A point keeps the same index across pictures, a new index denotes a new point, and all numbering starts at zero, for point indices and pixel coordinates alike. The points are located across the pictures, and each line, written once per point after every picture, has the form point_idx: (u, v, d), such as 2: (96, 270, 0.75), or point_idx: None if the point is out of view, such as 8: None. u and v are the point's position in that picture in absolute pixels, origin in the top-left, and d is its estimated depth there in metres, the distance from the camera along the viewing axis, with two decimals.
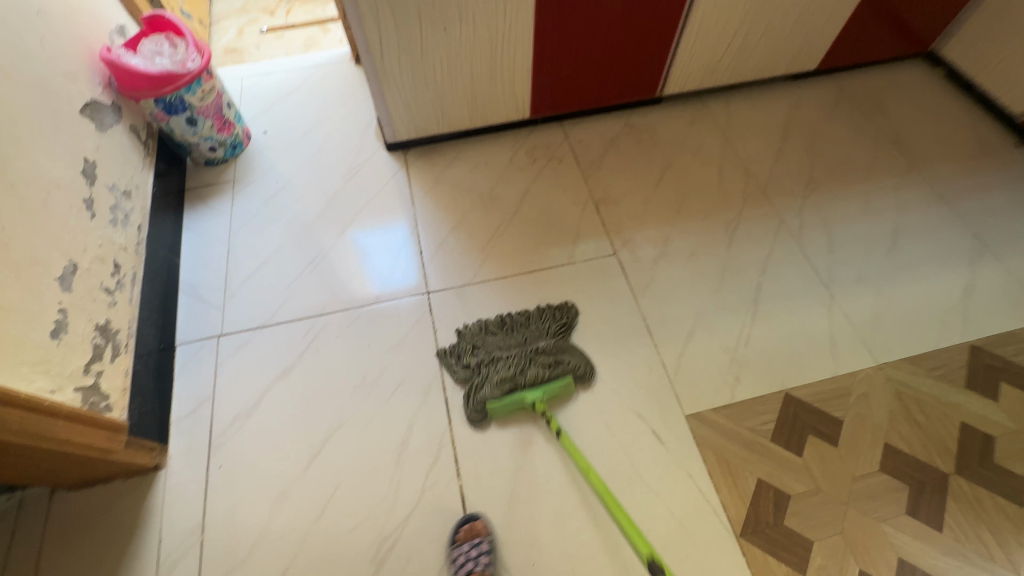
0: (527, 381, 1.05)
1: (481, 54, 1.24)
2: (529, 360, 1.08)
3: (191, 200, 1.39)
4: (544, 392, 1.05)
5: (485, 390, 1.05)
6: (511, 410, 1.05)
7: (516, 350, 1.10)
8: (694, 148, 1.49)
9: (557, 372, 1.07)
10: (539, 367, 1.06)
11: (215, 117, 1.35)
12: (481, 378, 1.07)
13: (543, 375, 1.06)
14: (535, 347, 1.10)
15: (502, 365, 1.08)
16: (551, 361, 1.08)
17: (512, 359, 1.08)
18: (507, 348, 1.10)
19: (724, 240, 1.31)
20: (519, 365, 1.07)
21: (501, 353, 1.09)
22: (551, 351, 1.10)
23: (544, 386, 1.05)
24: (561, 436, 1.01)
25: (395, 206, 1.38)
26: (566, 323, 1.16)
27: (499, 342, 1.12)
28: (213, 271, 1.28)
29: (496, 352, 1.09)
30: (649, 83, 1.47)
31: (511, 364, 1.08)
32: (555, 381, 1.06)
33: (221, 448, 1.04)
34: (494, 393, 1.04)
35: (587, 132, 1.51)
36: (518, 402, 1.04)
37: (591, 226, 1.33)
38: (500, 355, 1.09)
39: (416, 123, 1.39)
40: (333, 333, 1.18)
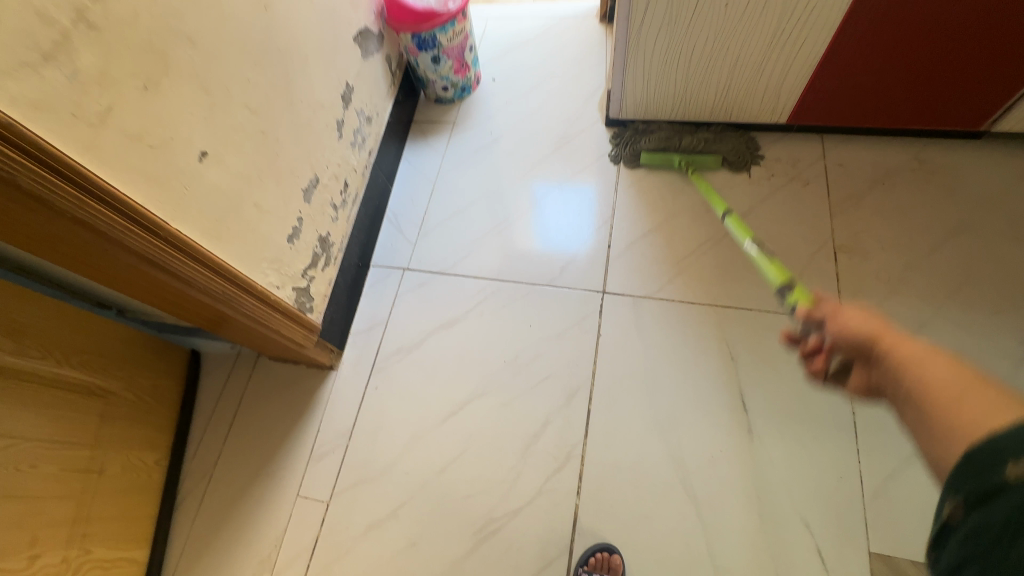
0: (680, 146, 1.25)
1: (757, 41, 1.03)
2: (691, 131, 1.26)
3: (414, 134, 1.48)
4: (693, 159, 1.23)
5: (642, 142, 1.27)
6: (658, 163, 1.26)
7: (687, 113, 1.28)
8: (1011, 214, 1.08)
9: (710, 146, 1.23)
10: (696, 138, 1.24)
11: (456, 59, 1.39)
12: (642, 133, 1.29)
13: (697, 145, 1.23)
14: (699, 122, 1.27)
15: (664, 125, 1.28)
16: (708, 139, 1.24)
17: (676, 123, 1.27)
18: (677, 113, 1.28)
19: (1012, 350, 0.96)
20: (679, 132, 1.26)
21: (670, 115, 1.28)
22: (714, 129, 1.25)
23: (693, 155, 1.24)
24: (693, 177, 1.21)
25: (587, 172, 1.32)
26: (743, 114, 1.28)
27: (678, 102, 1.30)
28: (414, 206, 1.36)
29: (662, 119, 1.28)
30: (978, 112, 1.08)
31: (675, 128, 1.27)
32: (706, 151, 1.23)
33: (382, 372, 1.14)
34: (651, 144, 1.26)
35: (854, 155, 1.20)
36: (667, 159, 1.25)
37: (820, 275, 1.08)
38: (668, 120, 1.28)
39: (648, 103, 1.25)
40: (501, 300, 1.18)
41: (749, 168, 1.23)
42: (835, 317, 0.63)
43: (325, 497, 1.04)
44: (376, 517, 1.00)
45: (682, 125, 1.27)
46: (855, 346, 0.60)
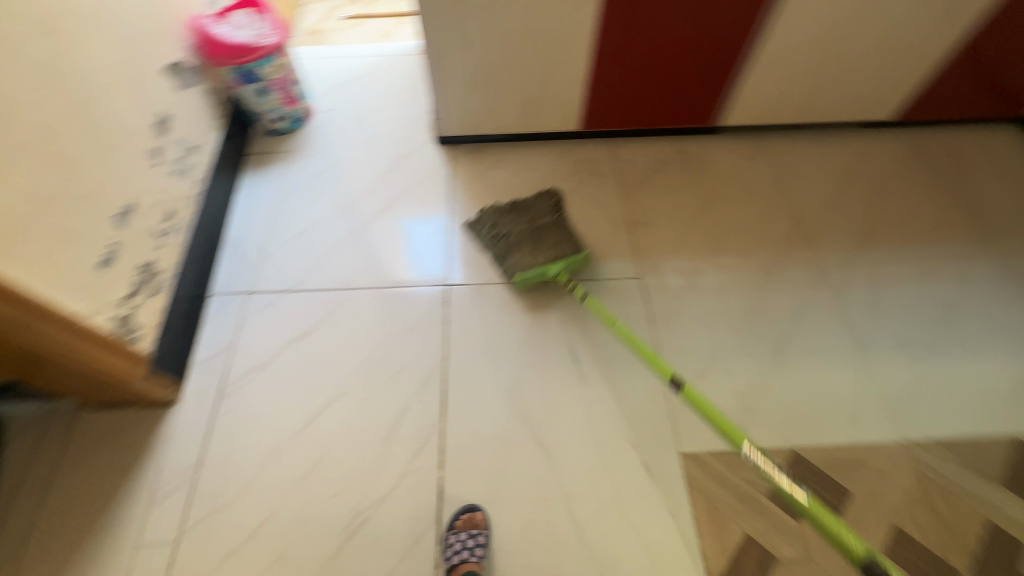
0: (548, 259, 1.18)
1: (538, 63, 1.26)
2: (543, 244, 1.23)
3: (249, 164, 1.49)
4: (565, 265, 1.18)
5: (512, 268, 1.20)
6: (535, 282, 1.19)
7: (525, 229, 1.26)
8: (743, 184, 1.44)
9: (570, 248, 1.21)
10: (556, 249, 1.20)
11: (283, 91, 1.45)
12: (504, 258, 1.23)
13: (560, 252, 1.19)
14: (534, 223, 1.27)
15: (513, 242, 1.24)
16: (565, 243, 1.22)
17: (523, 241, 1.24)
18: (519, 230, 1.26)
19: (757, 281, 1.26)
20: (535, 248, 1.22)
21: (516, 236, 1.25)
22: (560, 234, 1.24)
23: (564, 261, 1.19)
24: (587, 300, 1.13)
25: (433, 199, 1.42)
26: (558, 205, 1.32)
27: (511, 221, 1.28)
28: (255, 232, 1.36)
29: (508, 230, 1.27)
30: (707, 111, 1.43)
31: (529, 247, 1.22)
32: (570, 254, 1.20)
33: (230, 396, 1.10)
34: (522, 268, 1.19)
35: (634, 151, 1.49)
36: (545, 274, 1.17)
37: (620, 246, 1.32)
38: (516, 240, 1.24)
39: (467, 120, 1.42)
40: (351, 308, 1.22)
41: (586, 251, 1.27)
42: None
43: (173, 537, 0.96)
44: (234, 543, 0.95)
45: (530, 240, 1.24)
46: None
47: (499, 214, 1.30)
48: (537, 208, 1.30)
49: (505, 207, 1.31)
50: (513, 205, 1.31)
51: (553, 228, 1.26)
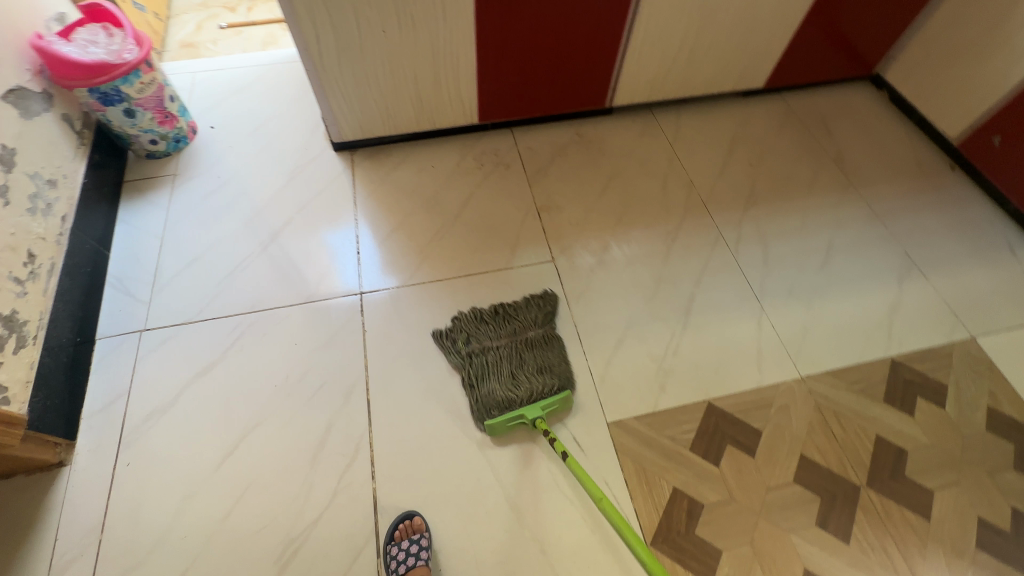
0: (525, 399, 1.02)
1: (424, 59, 1.25)
2: (525, 368, 1.07)
3: (127, 192, 1.37)
4: (543, 409, 1.02)
5: (484, 397, 1.04)
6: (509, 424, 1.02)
7: (507, 343, 1.11)
8: (641, 160, 1.50)
9: (554, 383, 1.05)
10: (538, 380, 1.04)
11: (156, 110, 1.34)
12: (477, 384, 1.06)
13: (542, 388, 1.03)
14: (517, 339, 1.11)
15: (491, 365, 1.07)
16: (548, 374, 1.06)
17: (503, 362, 1.07)
18: (500, 347, 1.10)
19: (662, 250, 1.32)
20: (515, 374, 1.06)
21: (496, 353, 1.09)
22: (545, 359, 1.08)
23: (544, 402, 1.03)
24: (566, 459, 0.97)
25: (339, 207, 1.37)
26: (549, 314, 1.18)
27: (490, 333, 1.12)
28: (143, 264, 1.25)
29: (486, 342, 1.11)
30: (598, 94, 1.49)
31: (508, 372, 1.06)
32: (553, 392, 1.04)
33: (132, 443, 1.02)
34: (495, 403, 1.03)
35: (536, 139, 1.52)
36: (519, 418, 1.02)
37: (532, 233, 1.34)
38: (495, 359, 1.08)
39: (362, 124, 1.39)
40: (260, 331, 1.16)
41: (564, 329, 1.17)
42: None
43: None
44: None
45: (510, 361, 1.08)
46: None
47: (478, 318, 1.15)
48: (523, 317, 1.15)
49: (486, 313, 1.16)
50: (496, 311, 1.16)
51: (536, 347, 1.10)
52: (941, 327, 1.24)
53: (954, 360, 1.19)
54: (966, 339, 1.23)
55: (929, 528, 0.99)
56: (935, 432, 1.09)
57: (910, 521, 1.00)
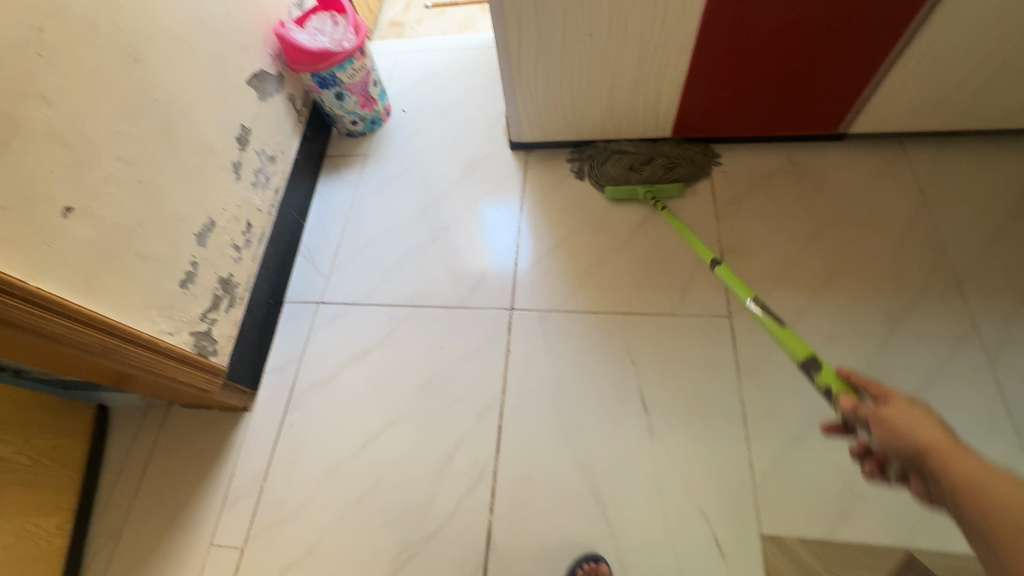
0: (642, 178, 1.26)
1: (626, 65, 1.11)
2: (649, 160, 1.28)
3: (327, 168, 1.50)
4: (655, 188, 1.25)
5: (605, 173, 1.29)
6: (623, 195, 1.27)
7: (642, 149, 1.30)
8: (871, 207, 1.19)
9: (670, 175, 1.26)
10: (655, 169, 1.26)
11: (360, 94, 1.43)
12: (603, 159, 1.31)
13: (656, 176, 1.26)
14: (652, 150, 1.29)
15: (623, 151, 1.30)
16: (666, 166, 1.27)
17: (632, 158, 1.29)
18: (628, 144, 1.31)
19: (878, 330, 1.04)
20: (638, 160, 1.28)
21: (623, 147, 1.31)
22: (666, 160, 1.27)
23: (656, 184, 1.25)
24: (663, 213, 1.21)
25: (505, 211, 1.34)
26: (698, 142, 1.30)
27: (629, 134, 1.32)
28: (328, 239, 1.37)
29: (622, 145, 1.31)
30: (832, 116, 1.19)
31: (632, 161, 1.29)
32: (667, 181, 1.25)
33: (297, 408, 1.14)
34: (612, 178, 1.28)
35: (734, 163, 1.29)
36: (632, 190, 1.26)
37: (709, 277, 1.15)
38: (624, 152, 1.30)
39: (544, 126, 1.31)
40: (413, 326, 1.20)
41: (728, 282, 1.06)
42: (884, 427, 0.61)
43: (240, 543, 1.02)
44: (292, 556, 1.00)
45: (638, 154, 1.29)
46: (911, 458, 0.58)
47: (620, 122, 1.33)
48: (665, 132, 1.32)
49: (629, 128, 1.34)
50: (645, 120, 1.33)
51: (665, 159, 1.28)
52: None
53: None
54: None
55: None
56: None
57: None
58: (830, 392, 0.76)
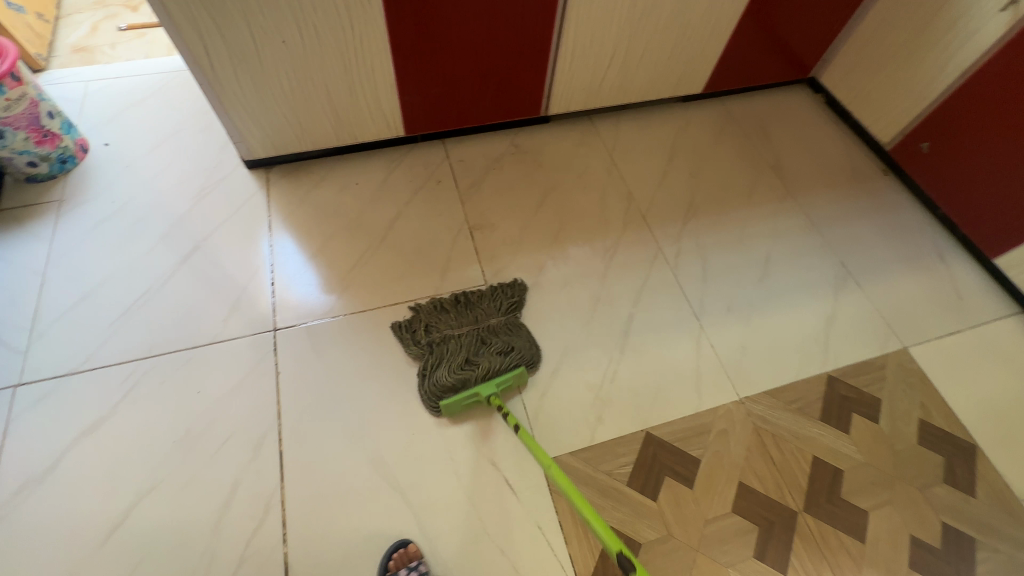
0: (480, 376, 1.02)
1: (334, 71, 1.14)
2: (484, 350, 1.06)
3: (3, 223, 1.21)
4: (499, 385, 1.02)
5: (438, 378, 1.02)
6: (463, 405, 1.01)
7: (469, 331, 1.09)
8: (578, 171, 1.45)
9: (510, 360, 1.04)
10: (492, 358, 1.03)
11: (31, 129, 1.18)
12: (430, 357, 1.06)
13: (497, 366, 1.03)
14: (481, 329, 1.09)
15: (449, 340, 1.07)
16: (502, 352, 1.06)
17: (463, 345, 1.06)
18: (456, 335, 1.08)
19: (600, 268, 1.27)
20: (469, 347, 1.06)
21: (453, 341, 1.07)
22: (505, 345, 1.07)
23: (498, 378, 1.03)
24: (518, 430, 0.97)
25: (252, 233, 1.26)
26: (516, 304, 1.16)
27: (450, 321, 1.11)
28: (20, 307, 1.10)
29: (445, 327, 1.09)
30: (531, 102, 1.42)
31: (466, 356, 1.05)
32: (508, 368, 1.04)
33: (2, 521, 0.89)
34: (448, 384, 1.01)
35: (468, 152, 1.45)
36: (473, 396, 1.01)
37: (463, 253, 1.26)
38: (454, 345, 1.06)
39: (275, 141, 1.27)
40: (156, 379, 1.04)
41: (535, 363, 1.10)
42: None
43: None
44: None
45: (470, 343, 1.07)
46: None
47: (438, 307, 1.13)
48: (484, 307, 1.13)
49: (447, 302, 1.14)
50: (457, 299, 1.14)
51: (500, 341, 1.08)
52: (876, 338, 1.23)
53: (888, 373, 1.18)
54: (898, 350, 1.22)
55: (864, 551, 0.98)
56: (870, 449, 1.08)
57: (845, 544, 0.99)
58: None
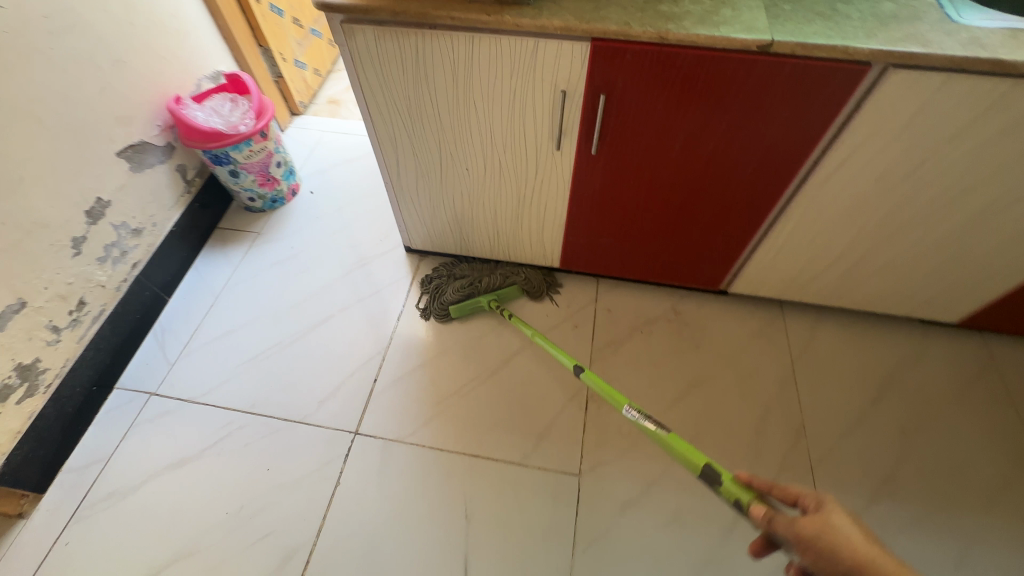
0: (483, 288, 1.24)
1: (506, 201, 1.09)
2: (489, 272, 1.29)
3: (213, 240, 1.42)
4: (498, 295, 1.23)
5: (447, 295, 1.24)
6: (467, 311, 1.23)
7: (482, 271, 1.29)
8: (742, 372, 1.17)
9: (509, 278, 1.26)
10: (494, 275, 1.25)
11: (259, 174, 1.38)
12: (446, 285, 1.27)
13: (497, 281, 1.25)
14: (493, 267, 1.30)
15: (465, 274, 1.28)
16: (504, 273, 1.27)
17: (473, 273, 1.28)
18: (466, 264, 1.31)
19: (725, 516, 0.99)
20: (478, 275, 1.27)
21: (463, 266, 1.30)
22: (508, 275, 1.27)
23: (497, 291, 1.24)
24: (512, 319, 1.18)
25: (381, 317, 1.28)
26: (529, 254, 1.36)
27: (471, 263, 1.31)
28: (188, 321, 1.27)
29: (464, 267, 1.30)
30: (712, 275, 1.19)
31: (471, 278, 1.26)
32: (508, 284, 1.26)
33: (82, 521, 0.99)
34: (455, 291, 1.24)
35: (620, 303, 1.28)
36: (475, 303, 1.23)
37: (568, 426, 1.09)
38: (465, 270, 1.30)
39: (435, 239, 1.28)
40: (245, 437, 1.08)
41: (546, 298, 1.29)
42: None
43: None
44: None
45: (479, 271, 1.29)
46: None
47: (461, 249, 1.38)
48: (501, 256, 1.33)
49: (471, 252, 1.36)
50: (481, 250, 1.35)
51: (505, 270, 1.28)
52: None
53: None
54: None
55: None
56: None
57: None
58: (742, 506, 0.65)
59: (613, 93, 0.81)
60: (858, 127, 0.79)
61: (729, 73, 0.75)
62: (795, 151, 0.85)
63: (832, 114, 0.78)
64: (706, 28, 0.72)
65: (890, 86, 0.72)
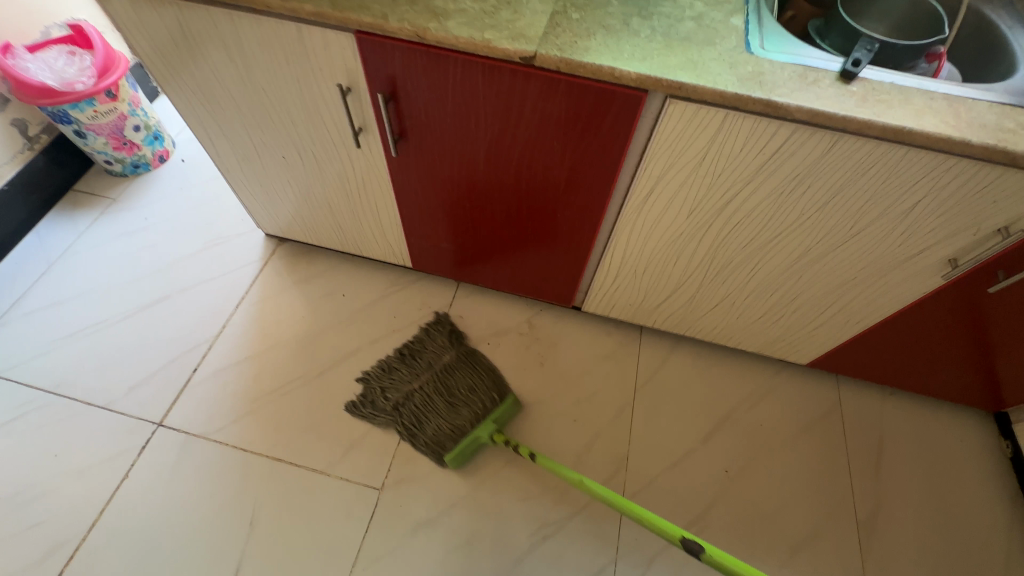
0: (475, 419, 1.02)
1: (336, 195, 1.02)
2: (453, 390, 1.06)
3: (63, 203, 1.34)
4: (496, 421, 1.02)
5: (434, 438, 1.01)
6: (466, 451, 1.00)
7: (440, 388, 1.07)
8: (580, 396, 1.13)
9: (494, 393, 1.06)
10: (479, 399, 1.04)
11: (111, 137, 1.29)
12: (424, 423, 1.03)
13: (486, 403, 1.04)
14: (452, 380, 1.07)
15: (429, 400, 1.05)
16: (478, 386, 1.06)
17: (433, 396, 1.05)
18: (418, 389, 1.07)
19: (517, 545, 0.96)
20: (451, 399, 1.05)
21: (418, 395, 1.06)
22: (478, 382, 1.07)
23: (493, 415, 1.03)
24: (535, 458, 0.92)
25: (220, 304, 1.21)
26: (440, 330, 1.16)
27: (404, 378, 1.09)
28: (14, 288, 1.20)
29: (412, 390, 1.07)
30: (561, 293, 1.13)
31: (442, 407, 1.04)
32: (497, 400, 1.05)
33: None
34: (448, 438, 1.01)
35: (473, 311, 1.22)
36: (474, 440, 1.00)
37: (383, 437, 1.04)
38: (421, 395, 1.06)
39: (284, 227, 1.20)
40: (42, 419, 1.03)
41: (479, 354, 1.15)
42: None
43: None
44: None
45: (440, 391, 1.06)
46: None
47: (387, 368, 1.11)
48: (431, 352, 1.13)
49: (392, 360, 1.12)
50: (401, 354, 1.12)
51: (467, 378, 1.08)
52: None
53: None
54: None
55: None
56: None
57: None
58: None
59: (397, 94, 0.74)
60: (651, 157, 0.72)
61: (507, 86, 0.68)
62: (599, 177, 0.78)
63: (623, 141, 0.71)
64: (469, 31, 0.64)
65: (670, 116, 0.65)
